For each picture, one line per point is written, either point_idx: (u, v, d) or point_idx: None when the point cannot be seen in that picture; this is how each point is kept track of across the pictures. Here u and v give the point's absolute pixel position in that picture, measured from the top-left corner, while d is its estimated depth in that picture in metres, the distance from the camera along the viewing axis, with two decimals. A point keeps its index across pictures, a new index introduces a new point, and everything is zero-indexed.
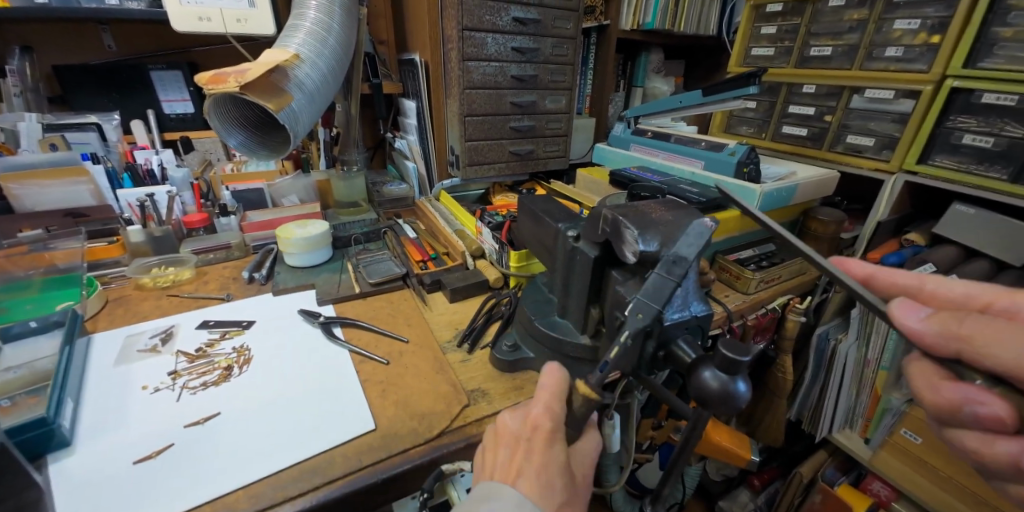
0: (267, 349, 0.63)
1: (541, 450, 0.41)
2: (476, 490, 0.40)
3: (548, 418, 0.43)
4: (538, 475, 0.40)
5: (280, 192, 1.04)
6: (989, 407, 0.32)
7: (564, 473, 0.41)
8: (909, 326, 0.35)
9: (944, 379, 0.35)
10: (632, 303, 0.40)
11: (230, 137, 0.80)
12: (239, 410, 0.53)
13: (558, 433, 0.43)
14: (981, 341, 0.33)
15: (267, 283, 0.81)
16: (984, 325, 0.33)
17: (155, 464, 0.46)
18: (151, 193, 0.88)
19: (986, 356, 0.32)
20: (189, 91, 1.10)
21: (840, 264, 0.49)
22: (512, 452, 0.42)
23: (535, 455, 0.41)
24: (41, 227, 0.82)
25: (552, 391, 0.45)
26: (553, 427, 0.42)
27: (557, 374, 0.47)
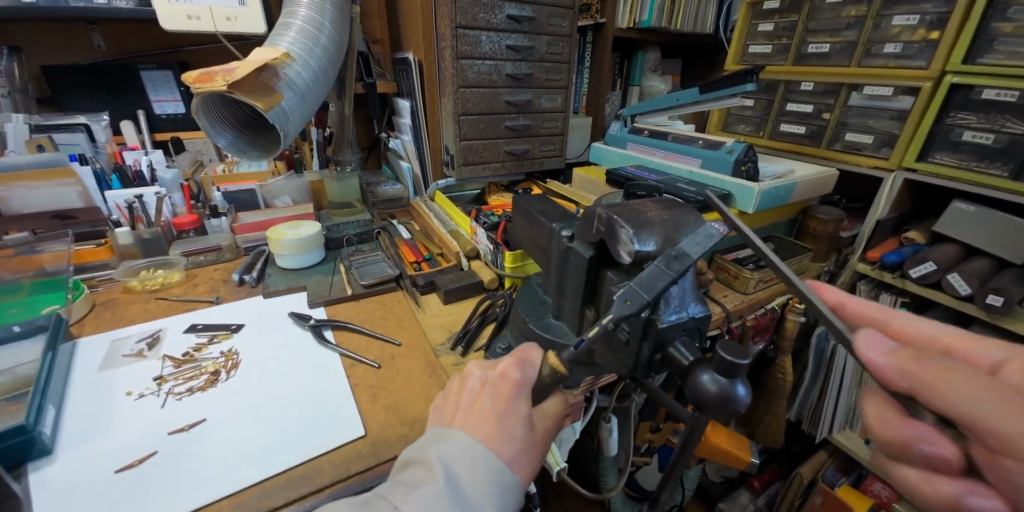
0: (257, 353, 0.61)
1: (501, 395, 0.40)
2: (427, 433, 0.39)
3: (513, 372, 0.42)
4: (498, 420, 0.39)
5: (272, 193, 1.03)
6: (939, 449, 0.30)
7: (526, 425, 0.40)
8: (870, 361, 0.32)
9: (896, 415, 0.32)
10: (621, 289, 0.39)
11: (219, 136, 0.78)
12: (228, 416, 0.51)
13: (523, 386, 0.41)
14: (944, 384, 0.30)
15: (258, 285, 0.79)
16: (946, 368, 0.30)
17: (138, 471, 0.45)
18: (139, 195, 0.86)
19: (945, 402, 0.29)
20: (180, 91, 1.08)
21: (814, 287, 0.48)
22: (473, 400, 0.41)
23: (494, 406, 0.40)
24: (29, 229, 0.80)
25: (518, 354, 0.45)
26: (518, 381, 0.41)
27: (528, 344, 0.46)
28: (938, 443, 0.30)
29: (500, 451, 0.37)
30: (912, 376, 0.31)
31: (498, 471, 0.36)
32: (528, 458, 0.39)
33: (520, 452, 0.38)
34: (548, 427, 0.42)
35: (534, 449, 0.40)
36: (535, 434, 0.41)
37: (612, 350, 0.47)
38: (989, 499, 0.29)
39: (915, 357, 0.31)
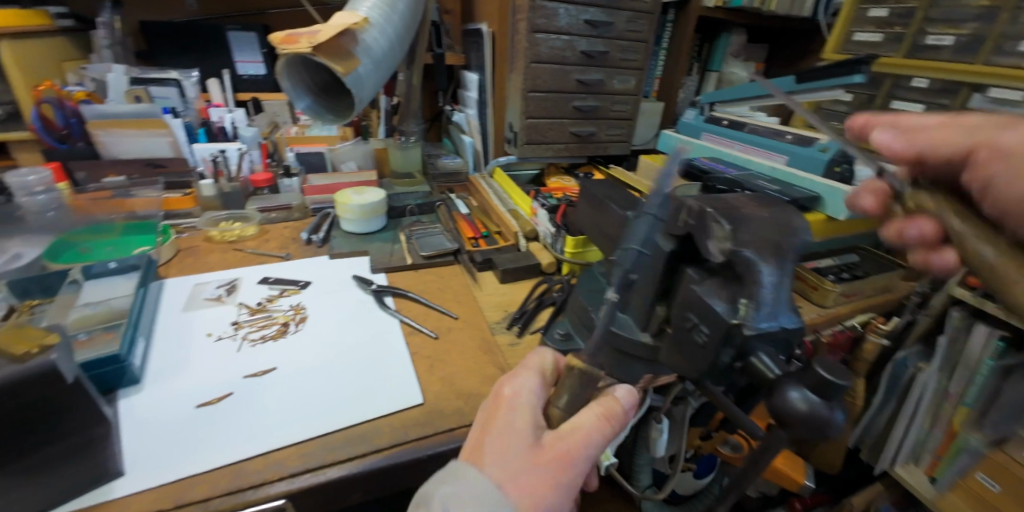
0: (321, 311, 0.64)
1: (497, 416, 0.39)
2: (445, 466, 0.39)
3: (512, 389, 0.41)
4: (502, 432, 0.38)
5: (339, 157, 1.05)
6: (866, 202, 0.41)
7: (523, 443, 0.37)
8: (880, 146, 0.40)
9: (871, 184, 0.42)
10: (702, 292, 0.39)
11: (299, 100, 0.79)
12: (294, 368, 0.53)
13: (524, 402, 0.40)
14: (936, 138, 0.38)
15: (323, 246, 0.82)
16: (936, 133, 0.38)
17: (216, 409, 0.48)
18: (222, 150, 0.91)
19: (914, 139, 0.39)
20: (262, 54, 1.12)
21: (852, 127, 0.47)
22: (483, 416, 0.40)
23: (489, 429, 0.38)
24: (124, 174, 0.86)
25: (516, 370, 0.44)
26: (510, 402, 0.40)
27: (527, 357, 0.46)
28: (865, 198, 0.41)
29: (487, 470, 0.35)
30: (911, 148, 0.38)
31: (483, 487, 0.34)
32: (556, 473, 0.36)
33: (533, 467, 0.36)
34: (580, 437, 0.38)
35: (542, 469, 0.36)
36: (542, 451, 0.37)
37: (686, 352, 0.44)
38: (916, 228, 0.36)
39: (914, 133, 0.39)
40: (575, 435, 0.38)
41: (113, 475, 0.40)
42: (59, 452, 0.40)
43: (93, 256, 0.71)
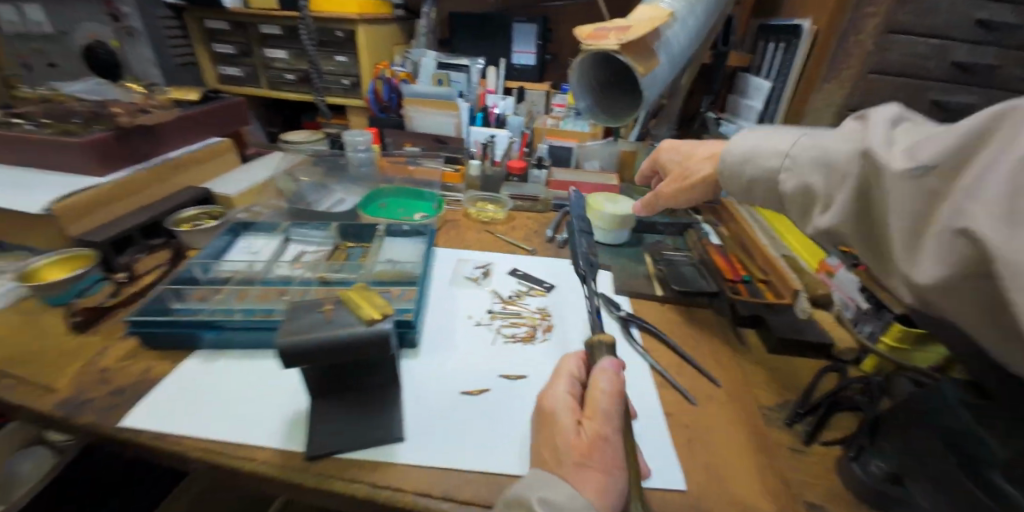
0: (567, 324, 0.61)
1: (547, 425, 0.38)
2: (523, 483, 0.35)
3: (543, 393, 0.41)
4: (554, 442, 0.36)
5: (586, 155, 1.04)
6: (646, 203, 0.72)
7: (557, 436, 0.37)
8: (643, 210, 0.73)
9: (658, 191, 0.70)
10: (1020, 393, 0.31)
11: (580, 100, 0.78)
12: (546, 385, 0.52)
13: (562, 408, 0.38)
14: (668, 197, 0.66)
15: (564, 248, 0.81)
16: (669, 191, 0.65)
17: (477, 402, 0.49)
18: (493, 135, 0.98)
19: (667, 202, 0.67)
20: (536, 45, 1.16)
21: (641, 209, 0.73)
22: (535, 421, 0.40)
23: (542, 438, 0.38)
24: (419, 146, 0.99)
25: (549, 378, 0.43)
26: (545, 411, 0.39)
27: (557, 365, 0.44)
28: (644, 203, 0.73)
29: (552, 468, 0.35)
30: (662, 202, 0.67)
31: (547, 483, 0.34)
32: (611, 450, 0.35)
33: (585, 462, 0.34)
34: (602, 405, 0.37)
35: (585, 449, 0.35)
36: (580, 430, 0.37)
37: None
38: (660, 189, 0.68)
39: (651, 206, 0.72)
40: (600, 411, 0.36)
41: (396, 439, 0.43)
42: (367, 398, 0.45)
43: (390, 212, 0.84)
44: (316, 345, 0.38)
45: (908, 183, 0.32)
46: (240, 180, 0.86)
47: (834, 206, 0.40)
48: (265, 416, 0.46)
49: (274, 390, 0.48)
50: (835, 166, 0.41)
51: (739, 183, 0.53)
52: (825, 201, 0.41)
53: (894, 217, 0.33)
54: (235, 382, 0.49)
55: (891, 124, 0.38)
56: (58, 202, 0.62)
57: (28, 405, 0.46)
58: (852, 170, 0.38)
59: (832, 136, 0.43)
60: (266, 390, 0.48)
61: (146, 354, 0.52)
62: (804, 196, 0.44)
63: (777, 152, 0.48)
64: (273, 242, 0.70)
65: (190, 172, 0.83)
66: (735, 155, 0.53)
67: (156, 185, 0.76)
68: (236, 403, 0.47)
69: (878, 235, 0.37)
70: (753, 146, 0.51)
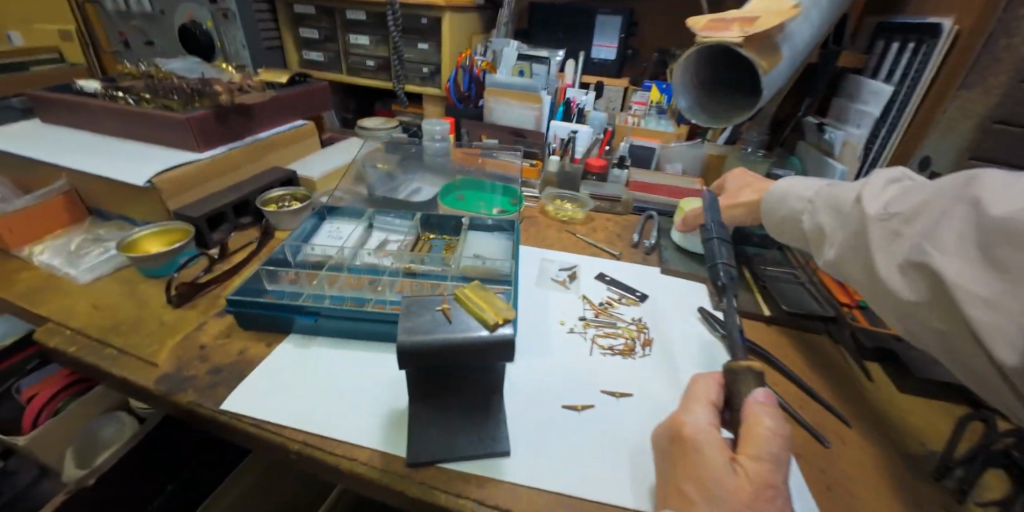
0: (667, 339, 0.56)
1: (687, 452, 0.36)
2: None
3: (679, 418, 0.39)
4: (704, 479, 0.34)
5: (669, 156, 0.99)
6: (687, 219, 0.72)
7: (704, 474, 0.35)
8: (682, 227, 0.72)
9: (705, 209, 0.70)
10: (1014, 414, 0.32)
11: (681, 98, 0.72)
12: (654, 406, 0.47)
13: (708, 441, 0.36)
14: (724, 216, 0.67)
15: (652, 254, 0.75)
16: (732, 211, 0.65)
17: (582, 419, 0.45)
18: (575, 131, 0.94)
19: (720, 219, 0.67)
20: (619, 38, 1.10)
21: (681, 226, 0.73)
22: (670, 448, 0.38)
23: (682, 467, 0.36)
24: (496, 138, 0.96)
25: (683, 402, 0.40)
26: (684, 439, 0.37)
27: (688, 387, 0.42)
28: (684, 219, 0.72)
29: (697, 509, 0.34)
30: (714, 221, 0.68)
31: None
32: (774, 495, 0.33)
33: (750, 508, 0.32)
34: (768, 448, 0.34)
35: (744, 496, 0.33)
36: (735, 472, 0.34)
37: None
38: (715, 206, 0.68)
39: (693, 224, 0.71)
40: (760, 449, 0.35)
41: (501, 453, 0.40)
42: (466, 404, 0.42)
43: (468, 205, 0.82)
44: (439, 347, 0.35)
45: (881, 228, 0.40)
46: (322, 163, 0.87)
47: (836, 244, 0.45)
48: (362, 412, 0.43)
49: (367, 385, 0.46)
50: (843, 211, 0.46)
51: (773, 219, 0.57)
52: (833, 238, 0.46)
53: (875, 253, 0.39)
54: (329, 374, 0.47)
55: (890, 182, 0.42)
56: (160, 175, 0.63)
57: (133, 376, 0.46)
58: (852, 217, 0.44)
59: (836, 188, 0.49)
60: (362, 385, 0.46)
61: (241, 334, 0.52)
62: (819, 234, 0.49)
63: (801, 197, 0.54)
64: (358, 229, 0.69)
65: (275, 153, 0.83)
66: (782, 190, 0.57)
67: (246, 164, 0.77)
68: (330, 396, 0.45)
69: (869, 273, 0.41)
70: (791, 189, 0.56)
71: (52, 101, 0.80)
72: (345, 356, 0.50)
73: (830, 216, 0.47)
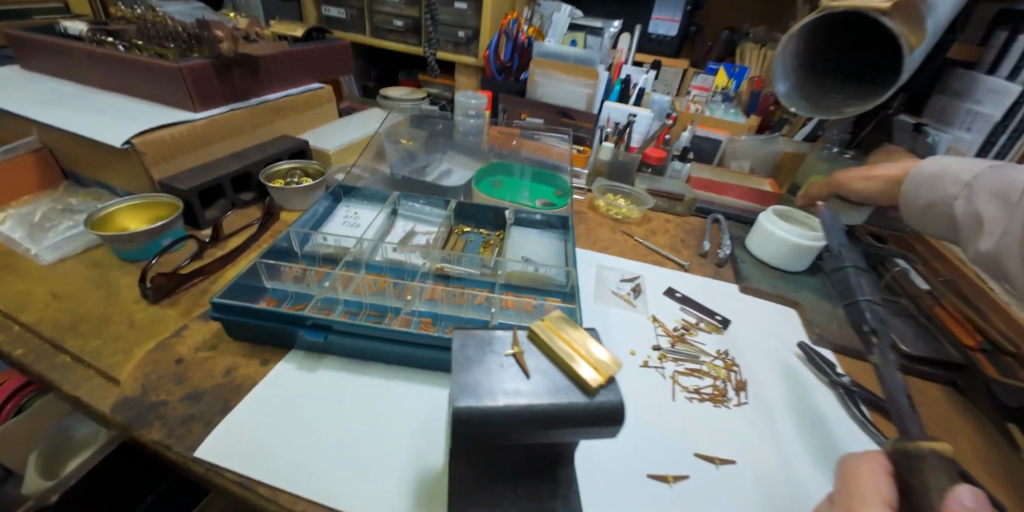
0: (767, 382, 0.44)
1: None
2: None
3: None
4: None
5: (736, 152, 0.85)
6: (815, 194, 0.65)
7: None
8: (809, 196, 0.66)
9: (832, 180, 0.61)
10: None
11: (779, 82, 0.59)
12: (767, 481, 0.35)
13: None
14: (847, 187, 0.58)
15: (725, 267, 0.63)
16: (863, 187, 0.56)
17: (677, 499, 0.33)
18: (634, 114, 0.80)
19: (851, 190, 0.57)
20: (683, 12, 0.95)
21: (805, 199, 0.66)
22: None
23: None
24: (539, 117, 0.83)
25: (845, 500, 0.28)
26: None
27: (842, 467, 0.30)
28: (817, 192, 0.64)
29: None
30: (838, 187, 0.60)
31: None
32: None
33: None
34: None
35: None
36: None
37: None
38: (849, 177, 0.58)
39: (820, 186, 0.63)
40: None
41: None
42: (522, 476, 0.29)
43: (507, 194, 0.69)
44: (512, 419, 0.23)
45: None
46: (340, 135, 0.75)
47: (998, 234, 0.38)
48: (383, 473, 0.32)
49: (392, 434, 0.35)
50: (1013, 201, 0.38)
51: (915, 205, 0.48)
52: (993, 228, 0.39)
53: None
54: (340, 410, 0.36)
55: None
56: (142, 136, 0.52)
57: (87, 398, 0.36)
58: None
59: (1004, 169, 0.40)
60: (383, 429, 0.35)
61: (229, 346, 0.41)
62: (972, 224, 0.41)
63: (955, 180, 0.44)
64: (380, 216, 0.57)
65: (285, 119, 0.71)
66: (929, 167, 0.47)
67: (250, 130, 0.66)
68: (338, 443, 0.34)
69: None
70: (945, 169, 0.45)
71: (30, 42, 0.68)
72: (364, 389, 0.38)
73: (994, 202, 0.40)
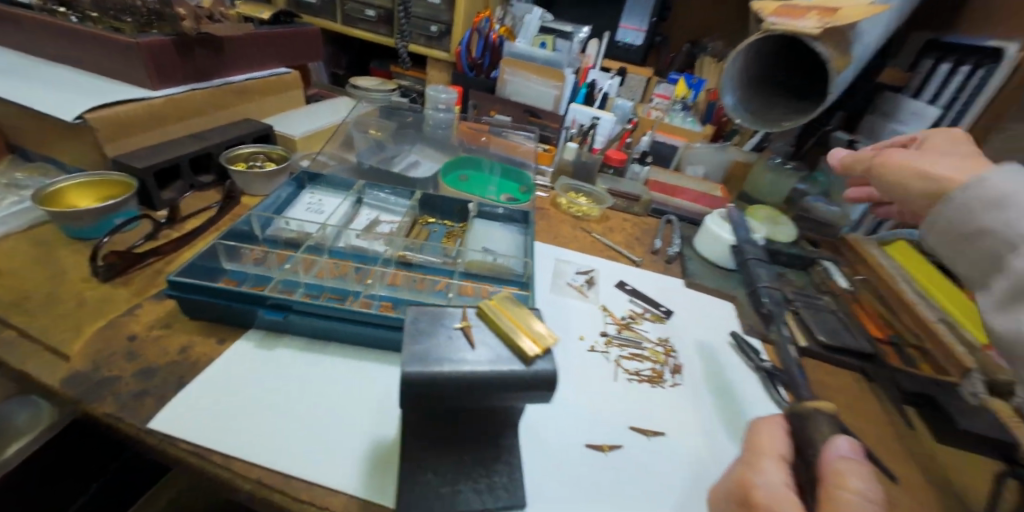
0: (702, 366, 0.49)
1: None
2: None
3: (746, 479, 0.29)
4: None
5: (691, 157, 0.91)
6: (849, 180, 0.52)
7: None
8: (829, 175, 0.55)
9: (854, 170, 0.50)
10: None
11: (727, 95, 0.64)
12: (692, 452, 0.39)
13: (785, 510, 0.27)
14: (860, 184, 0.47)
15: (674, 264, 0.68)
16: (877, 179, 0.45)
17: (610, 466, 0.36)
18: (597, 117, 0.84)
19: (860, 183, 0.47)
20: (649, 22, 1.00)
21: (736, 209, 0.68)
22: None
23: None
24: (507, 115, 0.86)
25: (746, 456, 0.31)
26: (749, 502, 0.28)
27: (748, 435, 0.32)
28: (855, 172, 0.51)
29: None
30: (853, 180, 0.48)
31: None
32: None
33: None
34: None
35: None
36: None
37: None
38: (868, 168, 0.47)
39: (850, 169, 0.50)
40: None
41: (516, 508, 0.31)
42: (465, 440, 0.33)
43: (473, 188, 0.71)
44: (457, 384, 0.25)
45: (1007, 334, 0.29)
46: (306, 121, 0.75)
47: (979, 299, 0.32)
48: (338, 444, 0.34)
49: (353, 417, 0.36)
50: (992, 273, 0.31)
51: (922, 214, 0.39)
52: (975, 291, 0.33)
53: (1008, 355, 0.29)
54: (304, 392, 0.37)
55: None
56: (94, 112, 0.50)
57: (34, 372, 0.35)
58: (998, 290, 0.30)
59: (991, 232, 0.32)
60: (346, 414, 0.36)
61: (185, 325, 0.41)
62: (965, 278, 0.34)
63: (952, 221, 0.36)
64: (345, 203, 0.58)
65: (249, 102, 0.70)
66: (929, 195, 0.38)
67: (211, 111, 0.65)
68: (302, 433, 0.34)
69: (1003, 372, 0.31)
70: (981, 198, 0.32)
71: None
72: (333, 376, 0.39)
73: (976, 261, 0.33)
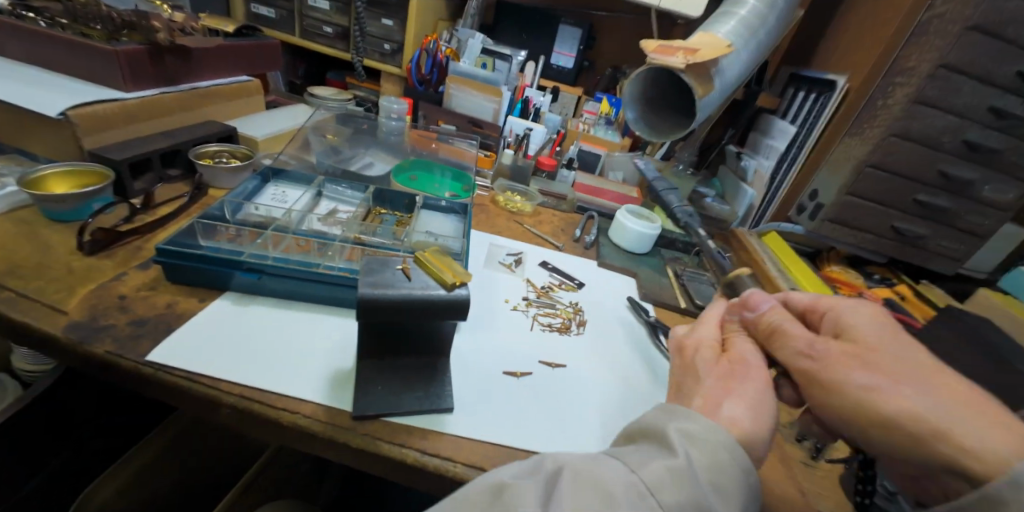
0: (601, 322, 0.62)
1: (687, 356, 0.41)
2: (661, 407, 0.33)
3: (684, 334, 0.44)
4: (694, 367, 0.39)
5: (612, 164, 1.07)
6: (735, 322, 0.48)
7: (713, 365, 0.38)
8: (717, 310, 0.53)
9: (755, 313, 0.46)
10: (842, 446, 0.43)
11: (630, 109, 0.79)
12: (583, 378, 0.51)
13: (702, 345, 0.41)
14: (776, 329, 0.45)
15: (591, 249, 0.81)
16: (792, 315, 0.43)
17: (519, 385, 0.48)
18: (530, 128, 0.98)
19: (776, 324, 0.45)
20: (577, 49, 1.17)
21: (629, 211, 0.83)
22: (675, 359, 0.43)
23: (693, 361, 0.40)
24: (452, 124, 0.98)
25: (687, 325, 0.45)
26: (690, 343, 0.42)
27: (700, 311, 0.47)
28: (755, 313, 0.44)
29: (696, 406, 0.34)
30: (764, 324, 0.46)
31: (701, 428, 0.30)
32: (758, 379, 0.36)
33: (723, 383, 0.36)
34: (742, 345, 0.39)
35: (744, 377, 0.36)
36: (723, 363, 0.38)
37: None
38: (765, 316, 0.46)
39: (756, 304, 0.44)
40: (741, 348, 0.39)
41: (445, 409, 0.42)
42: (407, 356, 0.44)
43: (421, 185, 0.82)
44: (396, 302, 0.36)
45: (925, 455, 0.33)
46: (267, 124, 0.82)
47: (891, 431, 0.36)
48: (305, 371, 0.43)
49: (320, 360, 0.45)
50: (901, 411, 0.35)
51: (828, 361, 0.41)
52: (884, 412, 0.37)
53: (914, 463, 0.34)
54: (281, 342, 0.46)
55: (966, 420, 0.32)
56: (76, 109, 0.57)
57: (34, 321, 0.42)
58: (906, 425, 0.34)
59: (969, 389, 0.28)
60: (312, 358, 0.45)
61: (167, 288, 0.48)
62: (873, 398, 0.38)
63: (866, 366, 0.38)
64: (306, 195, 0.67)
65: (214, 106, 0.77)
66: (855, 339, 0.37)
67: (179, 112, 0.71)
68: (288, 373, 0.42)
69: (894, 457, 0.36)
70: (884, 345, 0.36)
71: None
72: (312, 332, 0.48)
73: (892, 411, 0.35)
